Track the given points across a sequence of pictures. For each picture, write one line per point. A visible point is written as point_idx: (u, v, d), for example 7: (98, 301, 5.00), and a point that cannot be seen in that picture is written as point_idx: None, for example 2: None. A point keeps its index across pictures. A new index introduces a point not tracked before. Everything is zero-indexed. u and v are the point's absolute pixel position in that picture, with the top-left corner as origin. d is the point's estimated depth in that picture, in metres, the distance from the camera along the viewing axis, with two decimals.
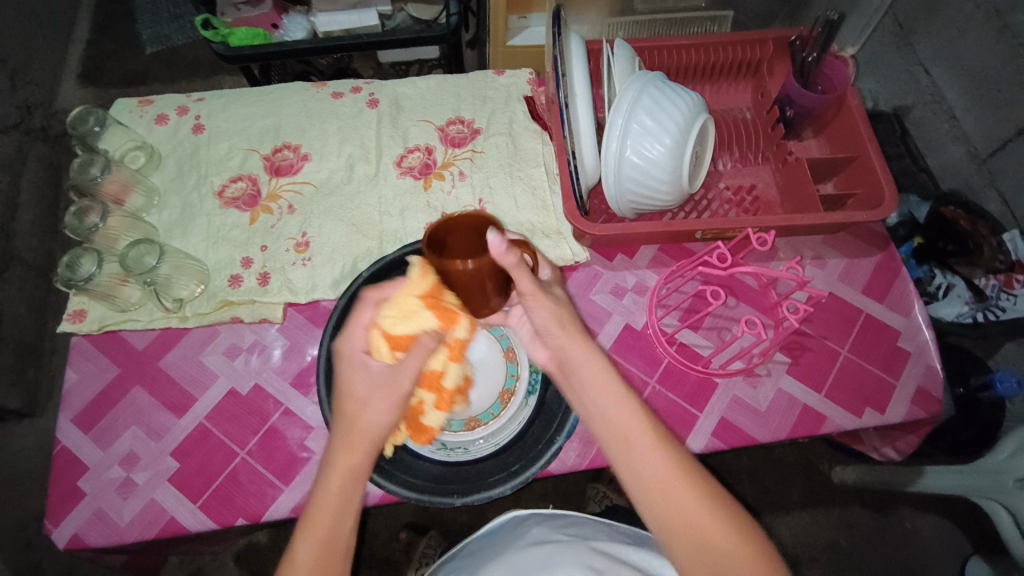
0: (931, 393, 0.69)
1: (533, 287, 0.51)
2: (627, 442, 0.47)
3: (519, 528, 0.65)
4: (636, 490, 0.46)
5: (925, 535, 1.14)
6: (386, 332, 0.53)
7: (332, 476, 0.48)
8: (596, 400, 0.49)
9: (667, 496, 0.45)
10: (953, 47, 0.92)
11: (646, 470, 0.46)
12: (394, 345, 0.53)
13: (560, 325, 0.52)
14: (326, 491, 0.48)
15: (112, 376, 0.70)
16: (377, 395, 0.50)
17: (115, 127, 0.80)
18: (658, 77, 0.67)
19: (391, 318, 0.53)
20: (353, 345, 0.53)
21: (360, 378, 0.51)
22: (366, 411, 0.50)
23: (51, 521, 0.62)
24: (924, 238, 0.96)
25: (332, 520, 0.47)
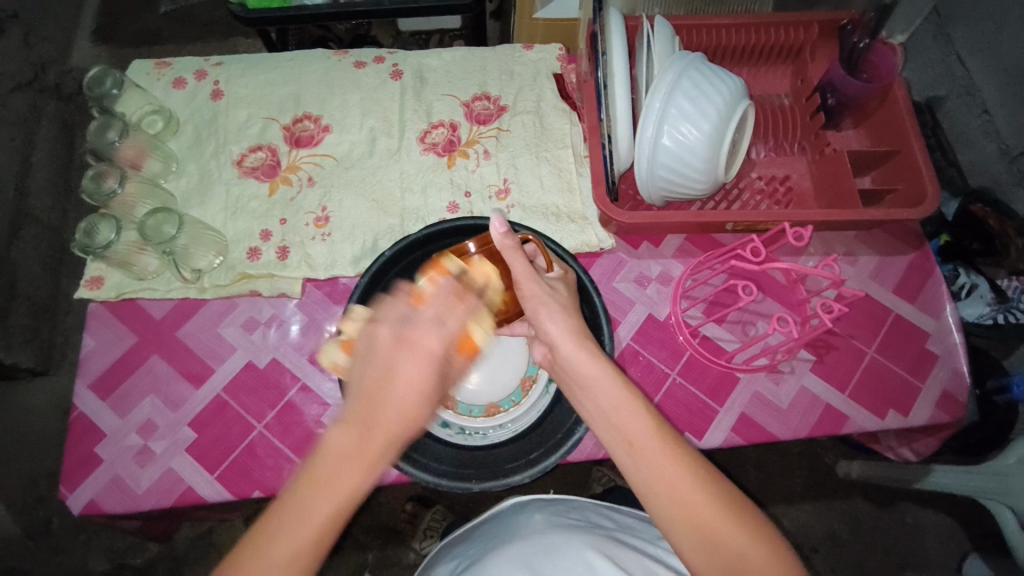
0: (957, 398, 0.67)
1: (526, 271, 0.52)
2: (633, 442, 0.46)
3: (523, 513, 0.64)
4: (642, 490, 0.45)
5: (926, 532, 1.14)
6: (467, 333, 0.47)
7: (361, 462, 0.41)
8: (599, 398, 0.48)
9: (679, 496, 0.43)
10: (994, 37, 0.87)
11: (651, 470, 0.44)
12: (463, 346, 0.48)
13: (555, 318, 0.51)
14: (350, 473, 0.40)
15: (129, 344, 0.70)
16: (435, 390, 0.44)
17: (133, 89, 0.78)
18: (699, 59, 0.64)
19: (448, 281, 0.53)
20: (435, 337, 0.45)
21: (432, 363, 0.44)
22: (423, 400, 0.43)
23: (68, 486, 0.63)
24: (951, 236, 0.92)
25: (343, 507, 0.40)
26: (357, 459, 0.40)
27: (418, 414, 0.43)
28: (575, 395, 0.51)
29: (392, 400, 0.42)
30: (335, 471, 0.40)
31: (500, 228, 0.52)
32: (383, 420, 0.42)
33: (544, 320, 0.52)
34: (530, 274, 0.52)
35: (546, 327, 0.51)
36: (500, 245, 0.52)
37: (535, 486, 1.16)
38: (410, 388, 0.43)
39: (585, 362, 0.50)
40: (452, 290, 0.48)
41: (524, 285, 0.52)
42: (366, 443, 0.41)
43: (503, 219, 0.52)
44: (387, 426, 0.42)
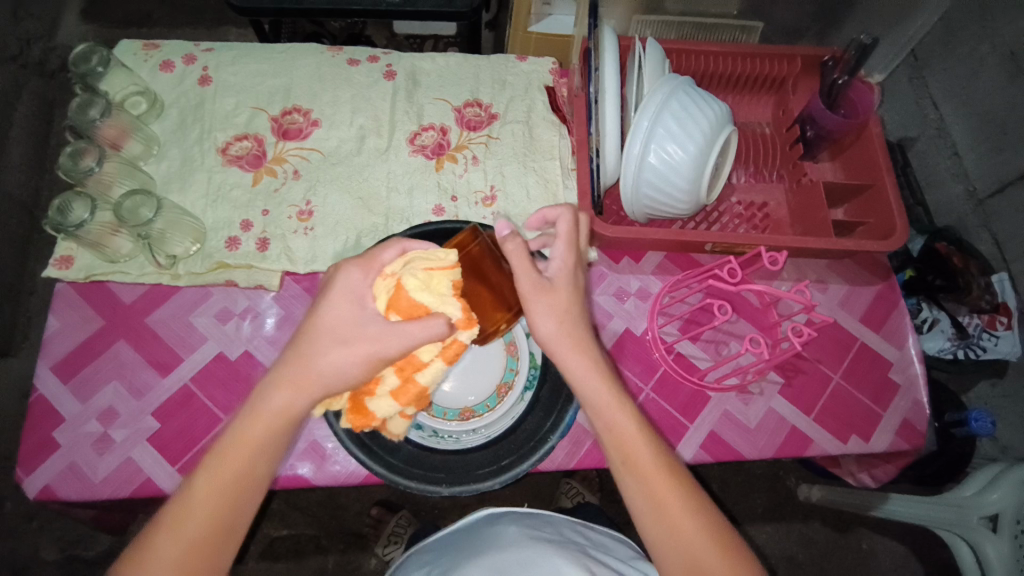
0: (916, 426, 0.70)
1: (531, 282, 0.50)
2: (630, 461, 0.48)
3: (493, 525, 0.64)
4: (632, 504, 0.48)
5: (881, 557, 1.17)
6: (399, 287, 0.48)
7: (267, 409, 0.47)
8: (602, 415, 0.49)
9: (668, 517, 0.46)
10: (965, 86, 0.92)
11: (644, 491, 0.47)
12: (403, 306, 0.48)
13: (556, 326, 0.50)
14: (245, 430, 0.46)
15: (96, 327, 0.68)
16: (346, 341, 0.47)
17: (119, 69, 0.77)
18: (687, 83, 0.66)
19: (414, 284, 0.48)
20: (352, 278, 0.49)
21: (339, 314, 0.48)
22: (331, 354, 0.47)
23: (23, 469, 0.60)
24: (916, 271, 0.96)
25: (234, 463, 0.46)
26: (251, 412, 0.47)
27: (321, 368, 0.47)
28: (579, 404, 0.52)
29: (291, 358, 0.48)
30: (230, 429, 0.47)
31: (503, 231, 0.49)
32: (283, 377, 0.47)
33: (538, 323, 0.50)
34: (535, 284, 0.50)
35: (567, 356, 0.50)
36: (504, 250, 0.50)
37: (503, 496, 1.15)
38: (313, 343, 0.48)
39: (586, 378, 0.50)
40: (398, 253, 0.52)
41: (523, 286, 0.50)
42: (259, 402, 0.47)
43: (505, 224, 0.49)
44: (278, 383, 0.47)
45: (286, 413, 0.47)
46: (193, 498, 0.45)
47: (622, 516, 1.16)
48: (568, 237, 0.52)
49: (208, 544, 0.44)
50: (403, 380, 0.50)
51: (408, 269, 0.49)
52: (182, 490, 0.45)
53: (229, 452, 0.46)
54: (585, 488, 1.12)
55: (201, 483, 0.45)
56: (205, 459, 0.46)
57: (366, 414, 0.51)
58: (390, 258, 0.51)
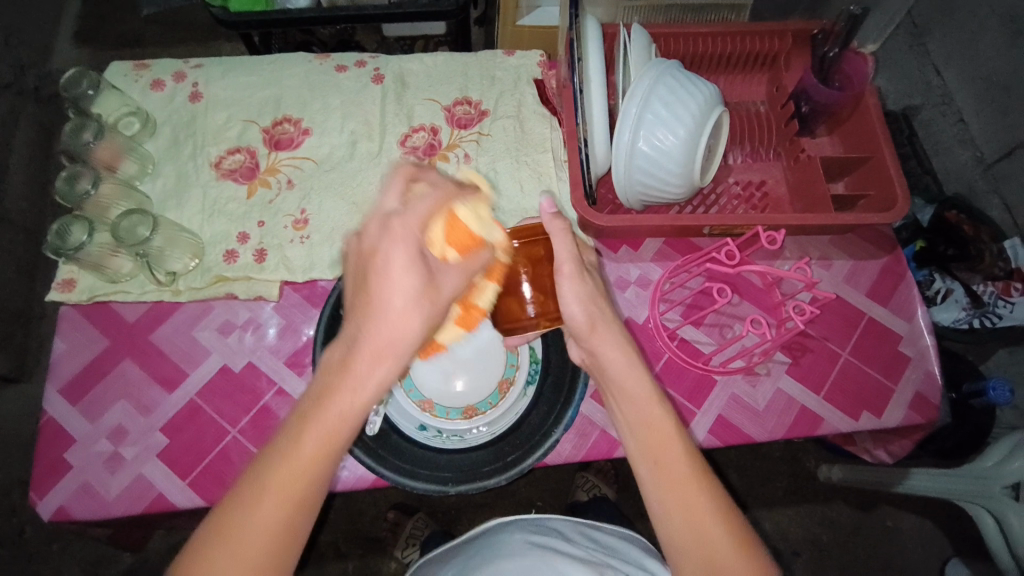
0: (928, 399, 0.69)
1: (572, 261, 0.53)
2: (662, 464, 0.47)
3: (498, 535, 0.63)
4: (659, 515, 0.46)
5: (906, 535, 1.16)
6: (451, 222, 0.48)
7: (364, 373, 0.42)
8: (639, 415, 0.49)
9: (697, 521, 0.44)
10: (966, 50, 0.89)
11: (673, 501, 0.45)
12: (456, 245, 0.48)
13: (585, 310, 0.52)
14: (334, 414, 0.41)
15: (101, 348, 0.69)
16: (430, 300, 0.44)
17: (109, 91, 0.77)
18: (675, 66, 0.65)
19: (469, 216, 0.50)
20: (408, 224, 0.45)
21: (412, 273, 0.43)
22: (415, 317, 0.43)
23: (37, 492, 0.61)
24: (926, 242, 0.95)
25: (332, 440, 0.41)
26: (336, 390, 0.41)
27: (406, 335, 0.43)
28: (613, 405, 0.53)
29: (368, 326, 0.42)
30: (318, 406, 0.41)
31: (548, 210, 0.53)
32: (372, 339, 0.42)
33: (569, 303, 0.53)
34: (576, 265, 0.53)
35: (587, 337, 0.53)
36: (548, 227, 0.53)
37: (518, 493, 1.15)
38: (389, 309, 0.43)
39: (623, 380, 0.51)
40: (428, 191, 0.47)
41: (565, 265, 0.53)
42: (344, 378, 0.41)
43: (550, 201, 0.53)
44: (361, 354, 0.42)
45: (374, 391, 0.42)
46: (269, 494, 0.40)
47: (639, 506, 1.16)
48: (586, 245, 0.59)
49: (305, 516, 0.41)
50: (465, 310, 0.56)
51: (459, 202, 0.50)
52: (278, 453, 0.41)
53: (316, 437, 0.41)
54: (600, 480, 1.12)
55: (288, 474, 0.40)
56: (302, 426, 0.41)
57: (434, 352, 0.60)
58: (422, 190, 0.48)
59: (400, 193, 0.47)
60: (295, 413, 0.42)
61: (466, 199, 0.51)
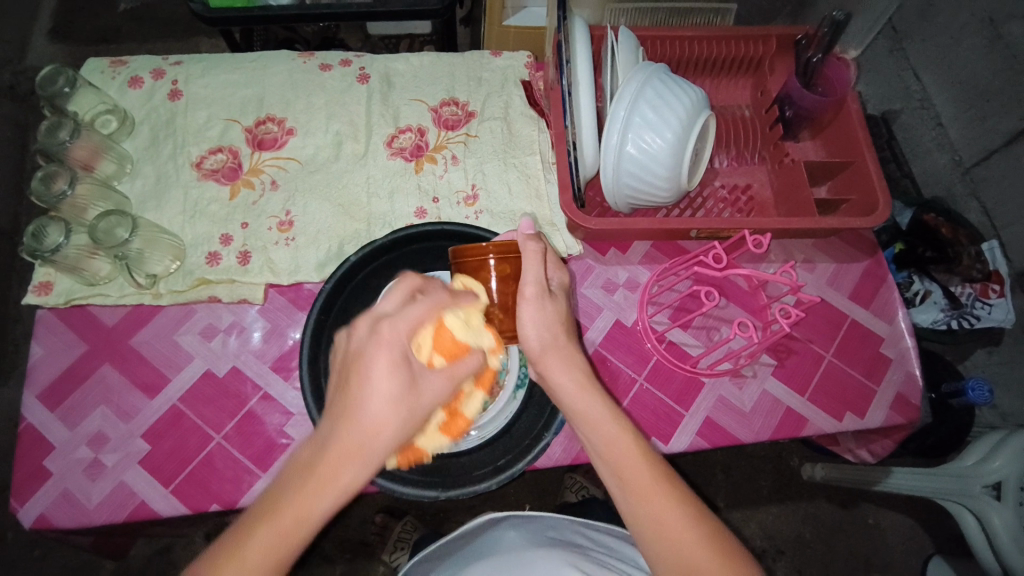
0: (909, 399, 0.70)
1: (538, 284, 0.53)
2: (627, 480, 0.47)
3: (494, 533, 0.63)
4: (636, 529, 0.47)
5: (887, 532, 1.18)
6: (440, 332, 0.49)
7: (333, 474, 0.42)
8: (597, 434, 0.49)
9: (672, 534, 0.45)
10: (945, 56, 0.91)
11: (646, 513, 0.46)
12: (445, 351, 0.50)
13: (541, 334, 0.53)
14: (302, 510, 0.41)
15: (80, 352, 0.67)
16: (410, 404, 0.45)
17: (86, 89, 0.75)
18: (662, 71, 0.65)
19: (457, 322, 0.51)
20: (397, 331, 0.46)
21: (395, 373, 0.45)
22: (392, 422, 0.44)
23: (17, 499, 0.60)
24: (905, 245, 0.95)
25: (286, 538, 0.41)
26: (306, 489, 0.42)
27: (378, 436, 0.44)
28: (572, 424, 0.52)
29: (348, 429, 0.44)
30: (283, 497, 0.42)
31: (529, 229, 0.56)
32: (343, 443, 0.43)
33: (527, 326, 0.53)
34: (541, 287, 0.53)
35: (540, 363, 0.52)
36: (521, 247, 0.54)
37: (507, 494, 1.15)
38: (365, 416, 0.44)
39: (577, 401, 0.50)
40: (411, 283, 0.50)
41: (529, 287, 0.53)
42: (313, 479, 0.42)
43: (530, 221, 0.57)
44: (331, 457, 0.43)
45: (345, 490, 0.42)
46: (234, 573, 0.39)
47: None
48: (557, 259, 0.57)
49: None
50: (450, 416, 0.55)
51: (449, 308, 0.51)
52: (240, 526, 0.42)
53: (284, 524, 0.41)
54: (589, 482, 1.12)
55: (253, 553, 0.40)
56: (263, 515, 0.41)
57: (417, 452, 0.53)
58: (421, 304, 0.49)
59: (398, 300, 0.49)
60: (265, 502, 0.42)
61: (458, 306, 0.52)
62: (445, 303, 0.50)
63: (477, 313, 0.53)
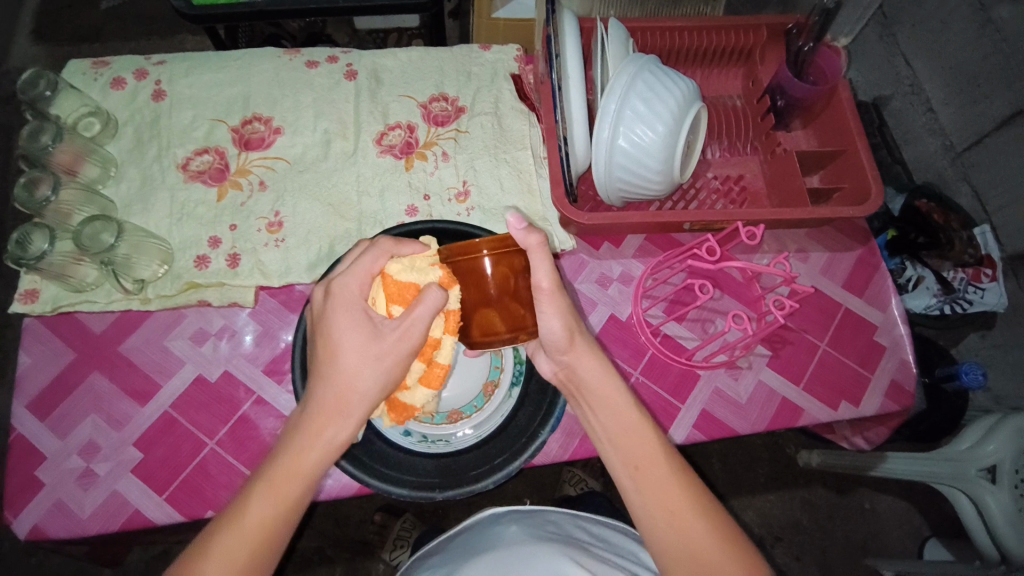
0: (904, 386, 0.71)
1: (552, 278, 0.50)
2: (640, 472, 0.48)
3: (495, 527, 0.63)
4: (641, 515, 0.47)
5: (883, 516, 1.19)
6: (389, 282, 0.50)
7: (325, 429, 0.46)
8: (611, 419, 0.50)
9: (678, 519, 0.46)
10: (936, 40, 0.91)
11: (654, 499, 0.46)
12: (395, 297, 0.50)
13: (565, 323, 0.52)
14: (296, 457, 0.45)
15: (67, 361, 0.66)
16: (378, 352, 0.48)
17: (68, 91, 0.73)
18: (652, 62, 0.65)
19: (401, 270, 0.50)
20: (352, 289, 0.49)
21: (359, 330, 0.48)
22: (364, 371, 0.47)
23: (11, 510, 0.59)
24: (898, 231, 0.97)
25: (285, 489, 0.44)
26: (295, 440, 0.46)
27: (357, 386, 0.47)
28: (586, 413, 0.53)
29: (326, 383, 0.47)
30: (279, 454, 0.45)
31: (518, 225, 0.49)
32: (325, 397, 0.47)
33: (549, 319, 0.51)
34: (556, 282, 0.51)
35: (563, 350, 0.52)
36: (523, 243, 0.49)
37: (506, 489, 1.15)
38: (344, 370, 0.47)
39: (595, 386, 0.51)
40: (361, 247, 0.52)
41: (544, 281, 0.50)
42: (302, 431, 0.46)
43: (519, 215, 0.48)
44: (317, 412, 0.47)
45: (334, 440, 0.46)
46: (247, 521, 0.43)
47: None
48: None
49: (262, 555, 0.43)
50: (427, 366, 0.52)
51: (393, 258, 0.51)
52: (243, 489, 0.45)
53: (281, 472, 0.45)
54: (587, 474, 1.13)
55: (253, 507, 0.43)
56: (262, 476, 0.45)
57: (404, 408, 0.53)
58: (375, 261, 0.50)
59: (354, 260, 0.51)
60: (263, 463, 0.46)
61: (405, 255, 0.51)
62: (394, 251, 0.51)
63: (424, 256, 0.51)
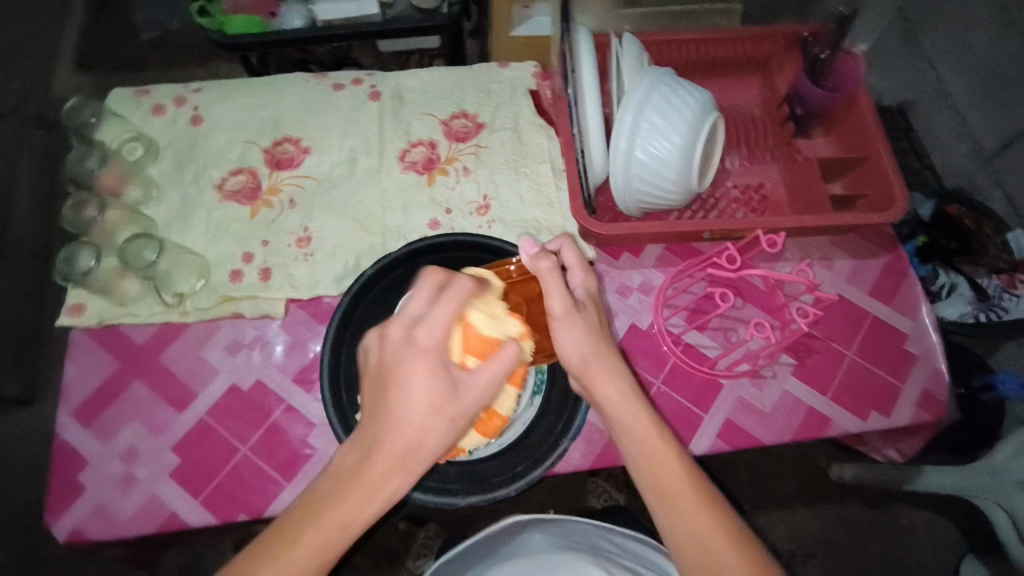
0: (936, 397, 0.69)
1: (563, 303, 0.51)
2: (672, 500, 0.47)
3: (519, 534, 0.64)
4: (672, 540, 0.47)
5: (921, 533, 1.15)
6: (469, 333, 0.47)
7: (385, 482, 0.44)
8: (638, 445, 0.49)
9: (709, 548, 0.45)
10: (961, 43, 0.90)
11: (683, 526, 0.46)
12: (473, 351, 0.47)
13: (579, 347, 0.51)
14: (349, 515, 0.43)
15: (111, 370, 0.69)
16: (450, 412, 0.46)
17: (111, 118, 0.80)
18: (668, 75, 0.66)
19: (481, 318, 0.47)
20: (431, 336, 0.46)
21: (434, 385, 0.45)
22: (433, 435, 0.45)
23: (51, 513, 0.62)
24: (928, 237, 0.94)
25: (331, 544, 0.43)
26: (353, 497, 0.44)
27: (428, 447, 0.45)
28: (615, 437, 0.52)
29: (392, 439, 0.45)
30: (333, 507, 0.43)
31: (530, 251, 0.52)
32: (388, 453, 0.45)
33: (563, 342, 0.51)
34: (568, 304, 0.51)
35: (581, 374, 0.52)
36: (533, 269, 0.51)
37: (530, 501, 1.15)
38: (414, 425, 0.45)
39: (621, 410, 0.50)
40: (433, 282, 0.48)
41: (556, 306, 0.51)
42: (362, 485, 0.44)
43: (531, 242, 0.51)
44: (382, 467, 0.44)
45: (389, 497, 0.45)
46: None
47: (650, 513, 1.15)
48: (581, 262, 0.56)
49: None
50: (488, 416, 0.53)
51: (473, 304, 0.48)
52: (280, 527, 0.44)
53: (322, 538, 0.43)
54: (612, 486, 1.12)
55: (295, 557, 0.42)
56: (306, 524, 0.43)
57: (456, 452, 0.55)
58: (450, 308, 0.47)
59: (429, 300, 0.47)
60: (308, 508, 0.44)
61: (484, 300, 0.49)
62: (473, 292, 0.48)
63: (497, 303, 0.50)
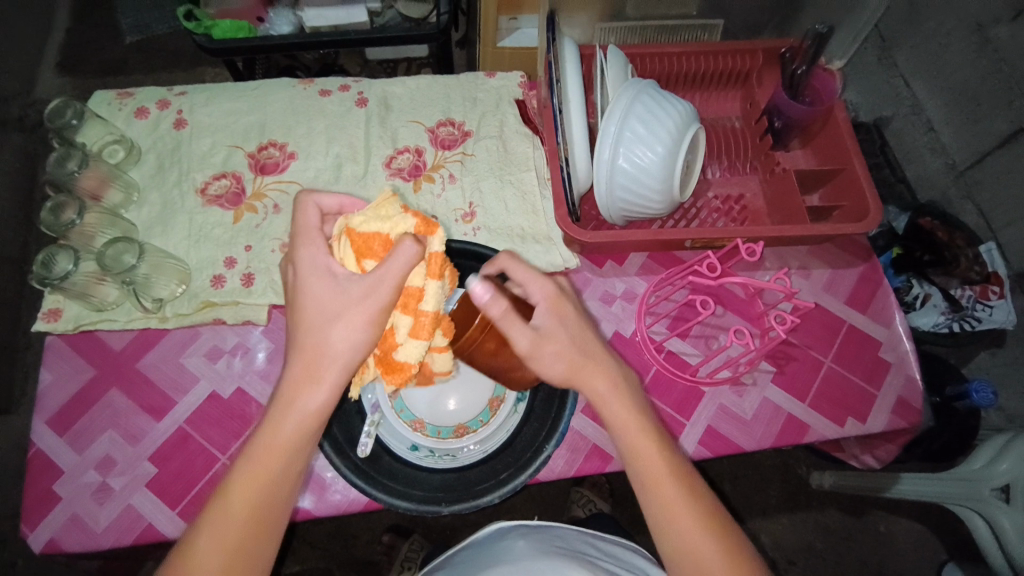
0: (911, 403, 0.70)
1: (528, 342, 0.48)
2: (660, 504, 0.49)
3: (504, 541, 0.64)
4: (660, 538, 0.49)
5: (899, 539, 1.16)
6: (355, 235, 0.49)
7: (302, 397, 0.47)
8: (629, 449, 0.50)
9: (693, 549, 0.47)
10: (933, 61, 0.93)
11: (670, 527, 0.48)
12: (360, 252, 0.49)
13: (565, 366, 0.50)
14: (270, 433, 0.46)
15: (88, 377, 0.68)
16: (348, 313, 0.47)
17: (93, 120, 0.78)
18: (650, 86, 0.67)
19: (363, 219, 0.49)
20: (315, 254, 0.49)
21: (326, 291, 0.48)
22: (331, 338, 0.47)
23: (28, 524, 0.61)
24: (903, 249, 0.97)
25: (267, 463, 0.46)
26: (274, 417, 0.46)
27: (331, 350, 0.47)
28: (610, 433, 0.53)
29: (298, 354, 0.48)
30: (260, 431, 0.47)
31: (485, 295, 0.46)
32: (299, 370, 0.47)
33: (544, 367, 0.50)
34: (535, 339, 0.49)
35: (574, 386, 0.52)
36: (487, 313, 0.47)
37: (515, 511, 1.14)
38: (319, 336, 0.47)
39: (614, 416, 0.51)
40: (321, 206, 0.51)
41: (519, 343, 0.48)
42: (280, 404, 0.47)
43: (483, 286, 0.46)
44: (294, 384, 0.47)
45: (309, 408, 0.47)
46: (233, 506, 0.45)
47: (634, 521, 1.16)
48: (536, 274, 0.52)
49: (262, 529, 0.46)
50: (414, 317, 0.49)
51: (357, 213, 0.50)
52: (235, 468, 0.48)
53: (257, 463, 0.46)
54: (596, 495, 1.12)
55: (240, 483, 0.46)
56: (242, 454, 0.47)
57: (399, 365, 0.50)
58: (330, 220, 0.50)
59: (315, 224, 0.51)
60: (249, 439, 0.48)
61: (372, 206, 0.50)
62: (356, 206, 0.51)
63: (394, 204, 0.50)
